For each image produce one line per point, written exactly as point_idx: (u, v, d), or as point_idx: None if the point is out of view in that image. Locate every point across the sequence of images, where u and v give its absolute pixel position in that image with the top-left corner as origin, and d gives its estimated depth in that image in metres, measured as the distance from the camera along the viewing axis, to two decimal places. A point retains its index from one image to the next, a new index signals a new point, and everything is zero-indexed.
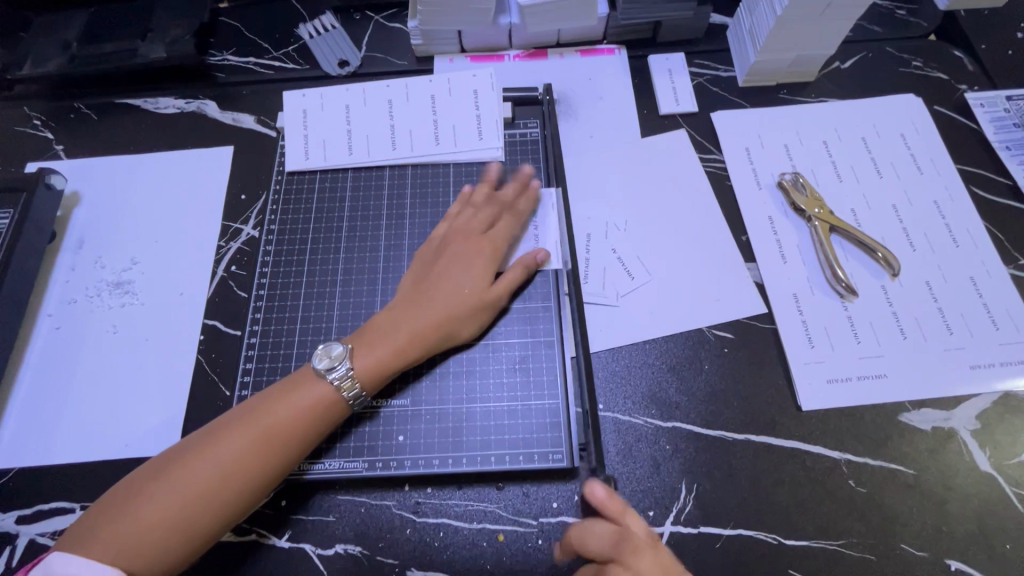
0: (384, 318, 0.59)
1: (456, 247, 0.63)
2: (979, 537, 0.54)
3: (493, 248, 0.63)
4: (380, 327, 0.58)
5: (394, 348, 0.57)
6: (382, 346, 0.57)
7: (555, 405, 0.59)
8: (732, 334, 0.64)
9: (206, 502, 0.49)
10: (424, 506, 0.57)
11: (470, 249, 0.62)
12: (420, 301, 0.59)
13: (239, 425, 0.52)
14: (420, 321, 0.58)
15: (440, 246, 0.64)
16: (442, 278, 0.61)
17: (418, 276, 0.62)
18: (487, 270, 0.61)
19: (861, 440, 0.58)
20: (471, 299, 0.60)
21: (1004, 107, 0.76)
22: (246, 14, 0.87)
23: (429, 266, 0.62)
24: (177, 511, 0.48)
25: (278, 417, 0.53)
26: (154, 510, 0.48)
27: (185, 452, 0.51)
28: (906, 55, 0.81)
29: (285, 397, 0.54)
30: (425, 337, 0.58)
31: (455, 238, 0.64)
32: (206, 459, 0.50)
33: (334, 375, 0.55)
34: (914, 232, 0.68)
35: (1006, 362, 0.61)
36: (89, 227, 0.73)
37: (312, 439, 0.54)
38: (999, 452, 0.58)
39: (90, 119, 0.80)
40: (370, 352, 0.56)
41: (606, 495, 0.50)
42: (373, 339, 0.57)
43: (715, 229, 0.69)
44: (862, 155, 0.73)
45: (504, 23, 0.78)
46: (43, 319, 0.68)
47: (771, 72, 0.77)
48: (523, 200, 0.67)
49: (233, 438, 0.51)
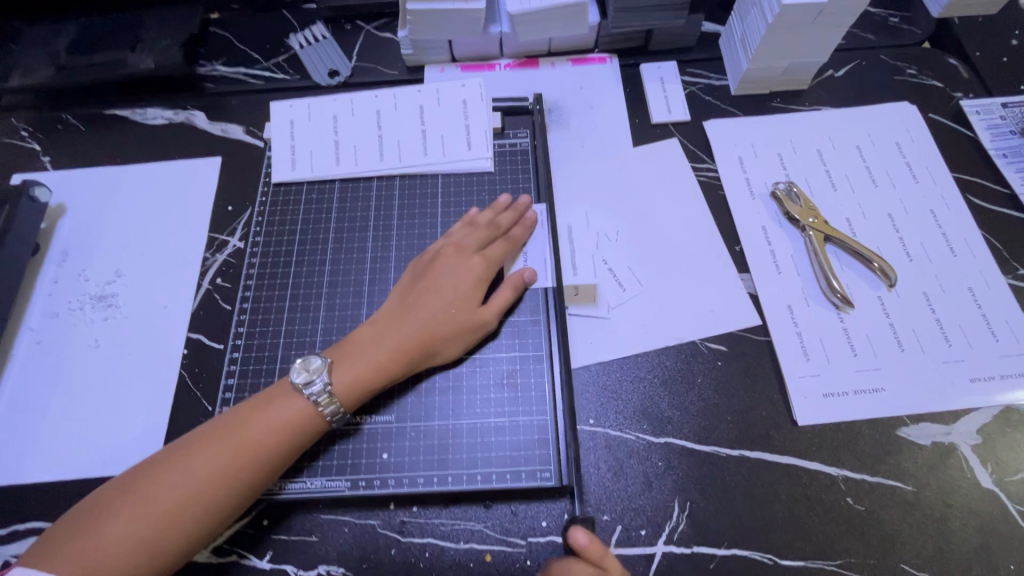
0: (367, 332, 0.58)
1: (447, 264, 0.61)
2: (982, 556, 0.53)
3: (485, 267, 0.61)
4: (361, 342, 0.57)
5: (374, 366, 0.56)
6: (362, 362, 0.56)
7: (543, 421, 0.58)
8: (726, 347, 0.62)
9: (175, 522, 0.48)
10: (409, 526, 0.55)
11: (462, 267, 0.61)
12: (405, 318, 0.58)
13: (213, 441, 0.51)
14: (402, 339, 0.57)
15: (431, 262, 0.62)
16: (432, 297, 0.59)
17: (407, 292, 0.60)
18: (477, 290, 0.60)
19: (859, 456, 0.57)
20: (459, 319, 0.58)
21: (1000, 114, 0.75)
22: (237, 24, 0.87)
23: (419, 282, 0.61)
24: (145, 531, 0.47)
25: (255, 434, 0.51)
26: (121, 530, 0.46)
27: (156, 469, 0.49)
28: (900, 63, 0.80)
29: (263, 413, 0.53)
30: (407, 356, 0.57)
31: (447, 254, 0.62)
32: (178, 478, 0.49)
33: (311, 390, 0.54)
34: (909, 242, 0.67)
35: (1006, 374, 0.59)
36: (74, 239, 0.72)
37: (289, 456, 0.52)
38: (1001, 468, 0.56)
39: (78, 130, 0.80)
40: (348, 369, 0.55)
41: (586, 541, 0.49)
42: (353, 354, 0.56)
43: (708, 239, 0.68)
44: (856, 164, 0.72)
45: (495, 33, 0.78)
46: (25, 333, 0.67)
47: (763, 81, 0.76)
48: (519, 227, 0.65)
49: (208, 455, 0.50)
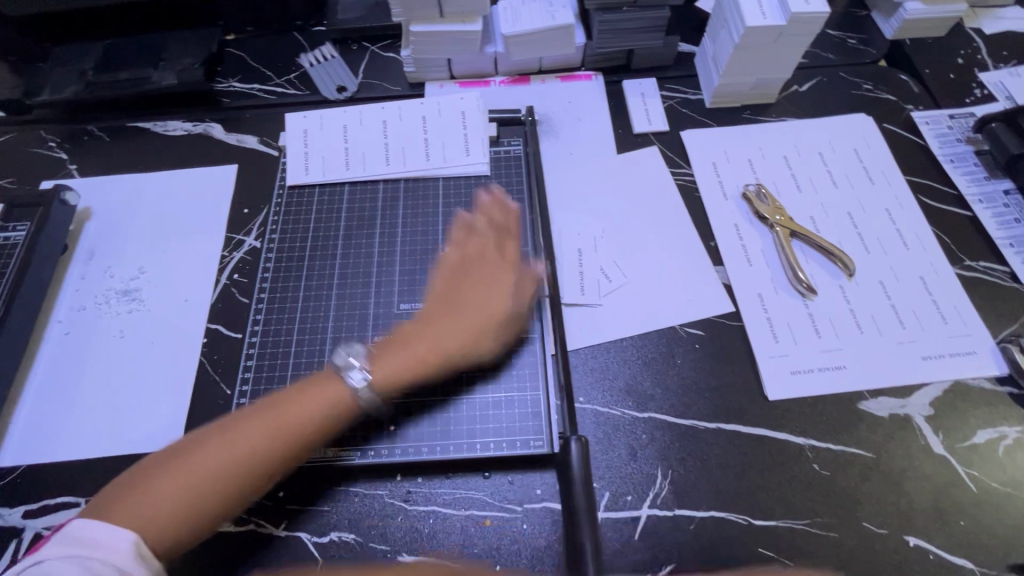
0: (410, 328, 0.63)
1: (481, 271, 0.67)
2: (935, 514, 0.58)
3: (508, 267, 0.67)
4: (402, 339, 0.63)
5: (415, 358, 0.61)
6: (404, 355, 0.61)
7: (536, 396, 0.63)
8: (703, 331, 0.68)
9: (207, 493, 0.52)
10: (415, 495, 0.60)
11: (493, 271, 0.67)
12: (446, 317, 0.64)
13: (252, 421, 0.55)
14: (441, 334, 0.62)
15: (460, 270, 0.67)
16: (471, 297, 0.65)
17: (442, 293, 0.66)
18: (507, 292, 0.66)
19: (824, 427, 0.63)
20: (494, 317, 0.64)
21: (947, 124, 0.84)
22: (252, 45, 0.94)
23: (455, 283, 0.66)
24: (179, 502, 0.50)
25: (293, 418, 0.56)
26: (159, 501, 0.50)
27: (193, 446, 0.53)
28: (858, 79, 0.89)
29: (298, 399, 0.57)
30: (450, 350, 0.62)
31: (472, 260, 0.68)
32: (216, 454, 0.53)
33: (352, 375, 0.59)
34: (867, 236, 0.74)
35: (955, 352, 0.66)
36: (99, 240, 0.77)
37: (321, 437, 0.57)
38: (951, 435, 0.62)
39: (103, 140, 0.86)
40: (389, 362, 0.60)
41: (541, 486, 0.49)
42: (395, 350, 0.62)
43: (685, 236, 0.74)
44: (819, 168, 0.79)
45: (490, 52, 0.85)
46: (54, 325, 0.72)
47: (734, 95, 0.84)
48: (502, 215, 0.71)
49: (247, 434, 0.54)
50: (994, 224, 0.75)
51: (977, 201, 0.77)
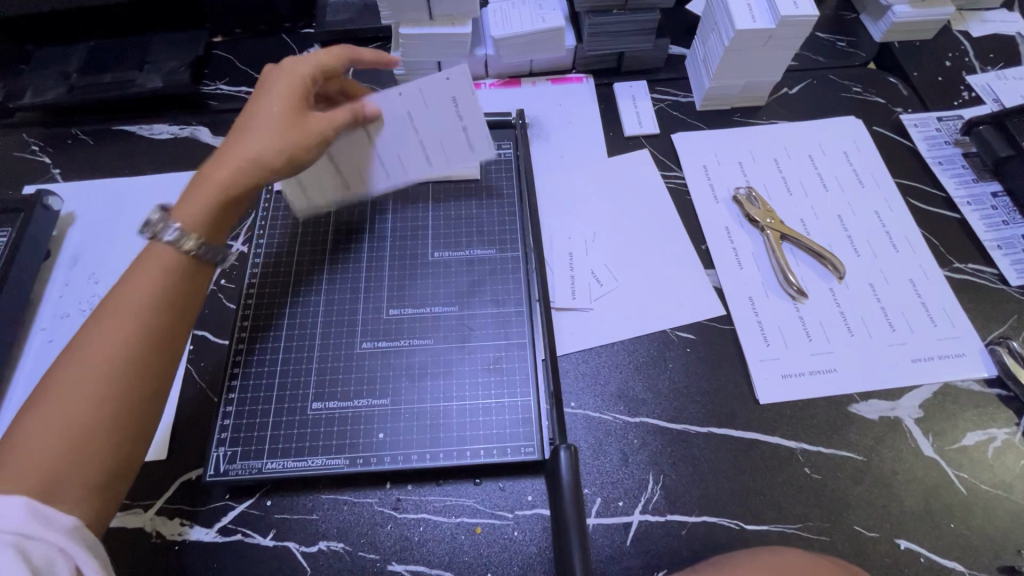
0: (228, 173, 0.57)
1: (310, 121, 0.61)
2: (926, 517, 0.58)
3: (331, 117, 0.62)
4: (213, 180, 0.56)
5: (212, 200, 0.56)
6: (209, 197, 0.56)
7: (527, 401, 0.63)
8: (694, 335, 0.68)
9: (84, 441, 0.46)
10: (405, 503, 0.59)
11: (316, 115, 0.61)
12: (266, 164, 0.58)
13: (90, 318, 0.50)
14: (251, 184, 0.58)
15: (305, 112, 0.61)
16: (303, 153, 0.60)
17: (281, 123, 0.59)
18: (314, 139, 0.61)
19: (814, 431, 0.63)
20: (304, 153, 0.60)
21: (936, 127, 0.84)
22: (239, 47, 0.93)
23: (293, 143, 0.60)
24: (52, 455, 0.44)
25: (143, 284, 0.51)
26: (29, 447, 0.44)
27: (45, 383, 0.47)
28: (847, 82, 0.89)
29: (126, 279, 0.52)
30: (241, 190, 0.57)
31: (316, 116, 0.61)
32: (77, 392, 0.46)
33: (164, 235, 0.53)
34: (857, 238, 0.74)
35: (944, 354, 0.66)
36: (83, 245, 0.76)
37: (177, 303, 0.52)
38: (942, 438, 0.62)
39: (87, 144, 0.84)
40: (190, 203, 0.55)
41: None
42: (203, 193, 0.56)
43: (676, 239, 0.74)
44: (809, 171, 0.79)
45: (480, 55, 0.85)
46: (36, 332, 0.70)
47: (724, 97, 0.84)
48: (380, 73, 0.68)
49: (87, 330, 0.49)
50: (983, 226, 0.76)
51: (965, 203, 0.77)
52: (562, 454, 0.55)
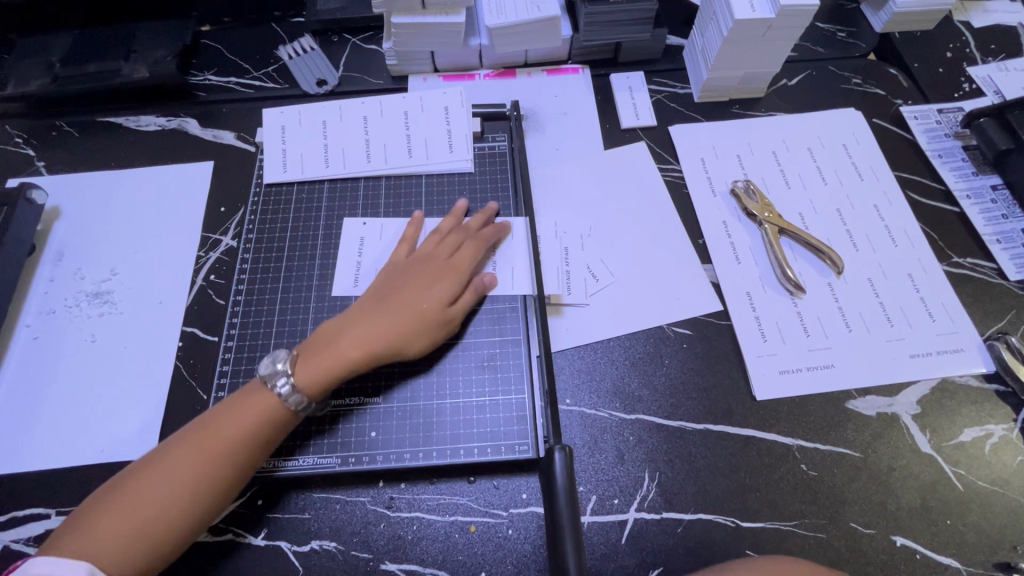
0: (335, 326, 0.61)
1: (416, 271, 0.65)
2: (923, 514, 0.58)
3: (453, 271, 0.65)
4: (328, 337, 0.60)
5: (337, 356, 0.59)
6: (327, 354, 0.59)
7: (522, 399, 0.62)
8: (691, 330, 0.67)
9: (149, 548, 0.50)
10: (398, 501, 0.58)
11: (432, 272, 0.64)
12: (370, 315, 0.61)
13: (191, 435, 0.54)
14: (366, 333, 0.60)
15: (405, 265, 0.66)
16: (394, 297, 0.62)
17: (381, 292, 0.63)
18: (444, 292, 0.63)
19: (811, 427, 0.62)
20: (423, 310, 0.62)
21: (936, 119, 0.83)
22: (228, 36, 0.91)
23: (388, 286, 0.64)
24: (122, 549, 0.49)
25: (240, 418, 0.55)
26: (107, 532, 0.49)
27: (136, 481, 0.51)
28: (846, 73, 0.88)
29: (231, 408, 0.56)
30: (372, 346, 0.59)
31: (417, 262, 0.66)
32: (156, 490, 0.51)
33: (276, 384, 0.57)
34: (855, 233, 0.73)
35: (942, 350, 0.66)
36: (69, 240, 0.75)
37: (272, 440, 0.56)
38: (939, 434, 0.62)
39: (72, 136, 0.83)
40: (312, 362, 0.58)
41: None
42: (319, 349, 0.59)
43: (673, 234, 0.73)
44: (807, 163, 0.78)
45: (474, 45, 0.83)
46: (22, 329, 0.69)
47: (722, 89, 0.83)
48: (488, 227, 0.69)
49: (191, 445, 0.53)
50: (982, 220, 0.75)
51: (965, 196, 0.77)
52: (555, 456, 0.53)
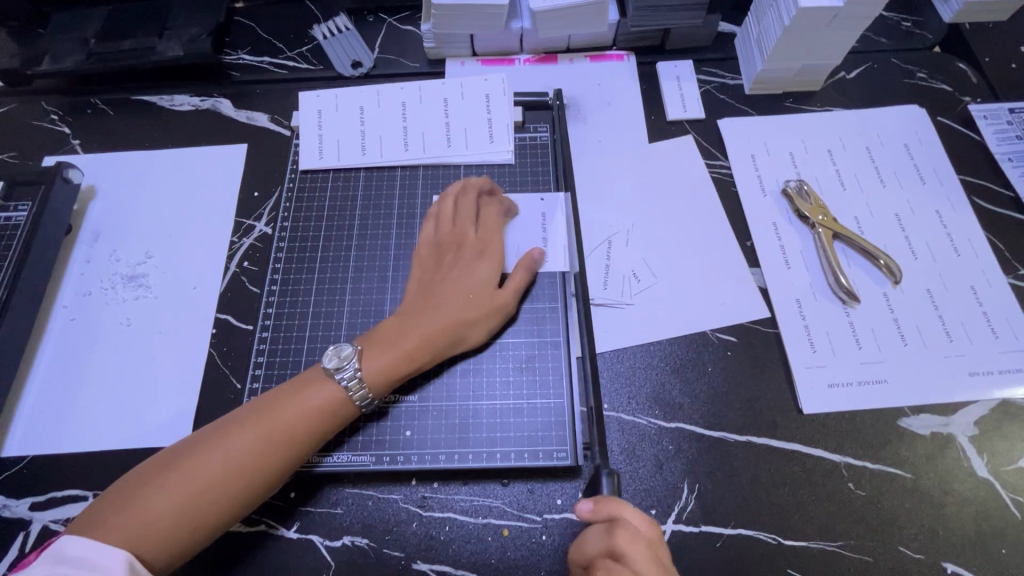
0: (394, 321, 0.60)
1: (464, 256, 0.63)
2: (976, 541, 0.55)
3: (504, 256, 0.63)
4: (390, 332, 0.59)
5: (403, 353, 0.58)
6: (392, 351, 0.58)
7: (560, 404, 0.60)
8: (735, 337, 0.65)
9: (196, 528, 0.50)
10: (430, 501, 0.58)
11: (482, 258, 0.63)
12: (429, 305, 0.60)
13: (246, 422, 0.53)
14: (427, 324, 0.59)
15: (454, 251, 0.64)
16: (449, 288, 0.61)
17: (432, 281, 0.62)
18: (498, 280, 0.62)
19: (860, 444, 0.60)
20: (478, 295, 0.61)
21: (1007, 119, 0.77)
22: (262, 14, 0.89)
23: (435, 277, 0.63)
24: (174, 525, 0.49)
25: (300, 413, 0.54)
26: (158, 507, 0.49)
27: (187, 461, 0.51)
28: (910, 67, 0.82)
29: (286, 399, 0.55)
30: (435, 339, 0.59)
31: (464, 245, 0.64)
32: (208, 474, 0.51)
33: (342, 375, 0.56)
34: (915, 240, 0.69)
35: (1004, 369, 0.62)
36: (104, 221, 0.74)
37: (323, 437, 0.55)
38: (996, 458, 0.59)
39: (107, 114, 0.82)
40: (378, 358, 0.57)
41: (591, 506, 0.49)
42: (383, 344, 0.58)
43: (721, 235, 0.70)
44: (866, 163, 0.74)
45: (516, 29, 0.80)
46: (58, 310, 0.69)
47: (777, 81, 0.78)
48: (535, 212, 0.67)
49: (242, 434, 0.52)
50: None
51: None
52: (602, 483, 0.51)
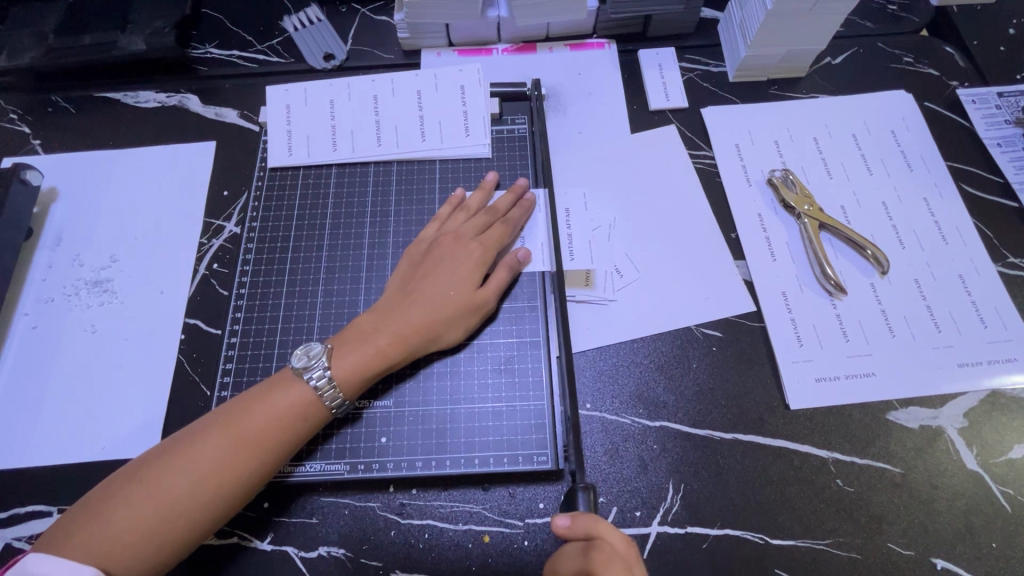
0: (367, 319, 0.58)
1: (443, 252, 0.61)
2: (966, 536, 0.54)
3: (483, 251, 0.61)
4: (362, 330, 0.57)
5: (375, 351, 0.56)
6: (363, 349, 0.55)
7: (540, 406, 0.59)
8: (720, 332, 0.63)
9: (166, 541, 0.48)
10: (409, 508, 0.56)
11: (461, 254, 0.61)
12: (405, 303, 0.58)
13: (215, 428, 0.51)
14: (401, 322, 0.57)
15: (429, 248, 0.62)
16: (425, 285, 0.59)
17: (409, 279, 0.61)
18: (474, 276, 0.60)
19: (848, 439, 0.58)
20: (455, 292, 0.59)
21: (995, 104, 0.76)
22: (229, 5, 0.85)
23: (412, 275, 0.61)
24: (143, 539, 0.47)
25: (272, 417, 0.52)
26: (124, 521, 0.47)
27: (155, 472, 0.49)
28: (897, 51, 0.81)
29: (257, 403, 0.52)
30: (410, 338, 0.57)
31: (443, 242, 0.62)
32: (177, 483, 0.48)
33: (311, 375, 0.54)
34: (903, 229, 0.67)
35: (993, 359, 0.61)
36: (67, 224, 0.71)
37: (298, 441, 0.53)
38: (986, 450, 0.58)
39: (68, 112, 0.78)
40: (349, 356, 0.55)
41: (567, 523, 0.48)
42: (355, 342, 0.56)
43: (704, 227, 0.68)
44: (852, 151, 0.72)
45: (492, 17, 0.77)
46: (20, 318, 0.67)
47: (761, 67, 0.76)
48: (517, 208, 0.65)
49: (212, 441, 0.50)
50: None
51: None
52: (579, 499, 0.50)
